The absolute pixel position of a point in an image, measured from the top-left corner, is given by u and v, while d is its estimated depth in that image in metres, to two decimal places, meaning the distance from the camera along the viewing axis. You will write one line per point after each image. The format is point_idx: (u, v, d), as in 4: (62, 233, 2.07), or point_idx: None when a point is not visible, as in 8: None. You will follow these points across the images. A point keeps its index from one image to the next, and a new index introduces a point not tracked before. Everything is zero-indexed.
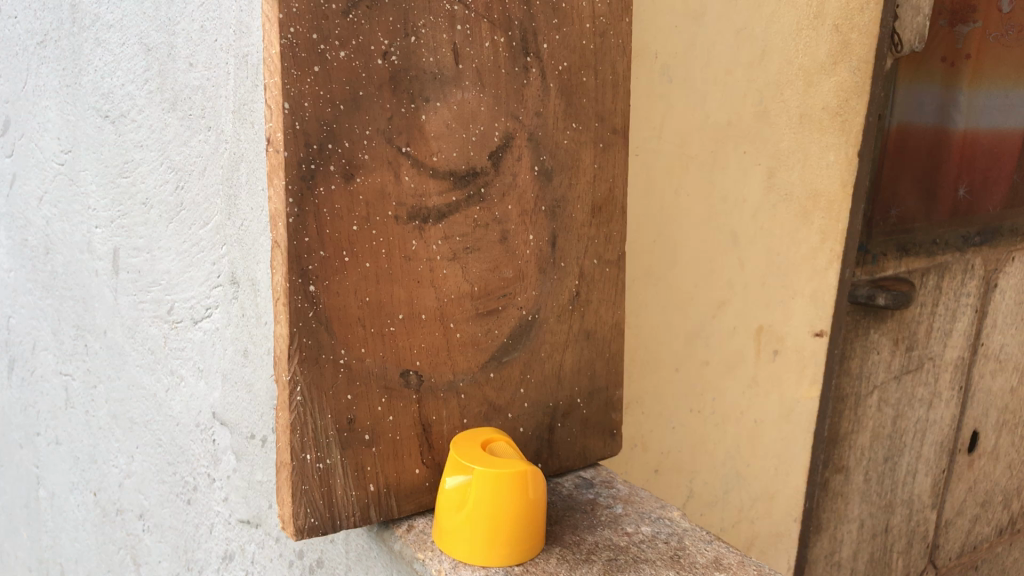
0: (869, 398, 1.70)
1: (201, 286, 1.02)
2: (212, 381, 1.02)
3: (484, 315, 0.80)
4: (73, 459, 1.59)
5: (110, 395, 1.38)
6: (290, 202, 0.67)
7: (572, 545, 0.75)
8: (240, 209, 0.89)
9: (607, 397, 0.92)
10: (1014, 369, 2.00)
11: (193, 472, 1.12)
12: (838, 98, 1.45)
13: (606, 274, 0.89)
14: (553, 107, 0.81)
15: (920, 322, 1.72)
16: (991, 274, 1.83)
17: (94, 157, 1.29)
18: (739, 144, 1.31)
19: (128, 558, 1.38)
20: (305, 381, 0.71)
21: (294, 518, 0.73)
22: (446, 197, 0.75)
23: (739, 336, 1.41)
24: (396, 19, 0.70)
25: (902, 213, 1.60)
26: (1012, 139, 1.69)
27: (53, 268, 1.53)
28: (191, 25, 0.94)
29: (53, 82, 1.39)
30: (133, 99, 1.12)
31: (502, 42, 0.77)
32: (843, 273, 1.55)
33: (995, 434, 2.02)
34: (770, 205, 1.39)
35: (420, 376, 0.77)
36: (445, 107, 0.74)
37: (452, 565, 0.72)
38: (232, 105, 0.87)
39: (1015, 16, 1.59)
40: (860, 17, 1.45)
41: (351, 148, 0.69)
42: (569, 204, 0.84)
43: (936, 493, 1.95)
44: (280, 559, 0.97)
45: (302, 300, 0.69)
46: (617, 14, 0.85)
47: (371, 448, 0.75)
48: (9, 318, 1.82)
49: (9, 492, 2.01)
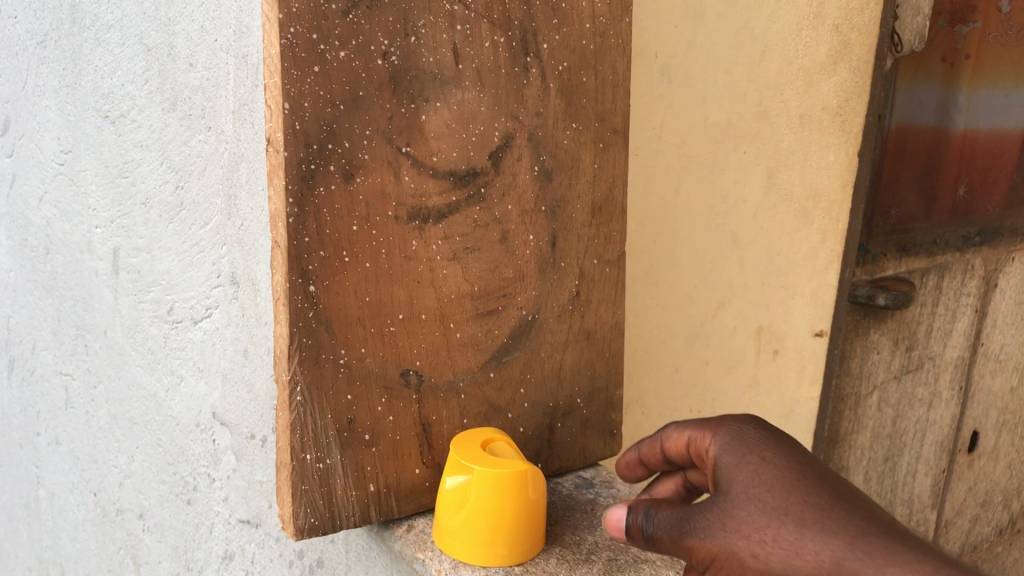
0: (869, 399, 1.70)
1: (201, 286, 1.02)
2: (213, 381, 1.03)
3: (484, 316, 0.80)
4: (73, 459, 1.59)
5: (110, 395, 1.38)
6: (290, 202, 0.67)
7: (572, 545, 0.76)
8: (240, 209, 0.89)
9: (607, 397, 0.92)
10: (1014, 369, 2.00)
11: (193, 472, 1.12)
12: (838, 98, 1.44)
13: (606, 274, 0.88)
14: (553, 107, 0.81)
15: (920, 322, 1.72)
16: (991, 274, 1.83)
17: (94, 157, 1.29)
18: (739, 143, 1.31)
19: (128, 557, 1.38)
20: (305, 381, 0.71)
21: (294, 518, 0.73)
22: (446, 197, 0.75)
23: (739, 336, 1.41)
24: (396, 19, 0.70)
25: (901, 212, 1.60)
26: (1012, 138, 1.69)
27: (53, 268, 1.54)
28: (191, 26, 0.94)
29: (54, 83, 1.39)
30: (133, 100, 1.12)
31: (502, 42, 0.77)
32: (843, 274, 1.54)
33: (995, 434, 2.02)
34: (770, 204, 1.39)
35: (420, 376, 0.77)
36: (445, 107, 0.74)
37: (452, 565, 0.72)
38: (232, 105, 0.87)
39: (1015, 16, 1.58)
40: (861, 17, 1.44)
41: (351, 148, 0.69)
42: (569, 203, 0.84)
43: (936, 492, 1.95)
44: (280, 559, 0.97)
45: (302, 300, 0.69)
46: (617, 13, 0.85)
47: (371, 448, 0.75)
48: (9, 318, 1.82)
49: (9, 492, 2.01)
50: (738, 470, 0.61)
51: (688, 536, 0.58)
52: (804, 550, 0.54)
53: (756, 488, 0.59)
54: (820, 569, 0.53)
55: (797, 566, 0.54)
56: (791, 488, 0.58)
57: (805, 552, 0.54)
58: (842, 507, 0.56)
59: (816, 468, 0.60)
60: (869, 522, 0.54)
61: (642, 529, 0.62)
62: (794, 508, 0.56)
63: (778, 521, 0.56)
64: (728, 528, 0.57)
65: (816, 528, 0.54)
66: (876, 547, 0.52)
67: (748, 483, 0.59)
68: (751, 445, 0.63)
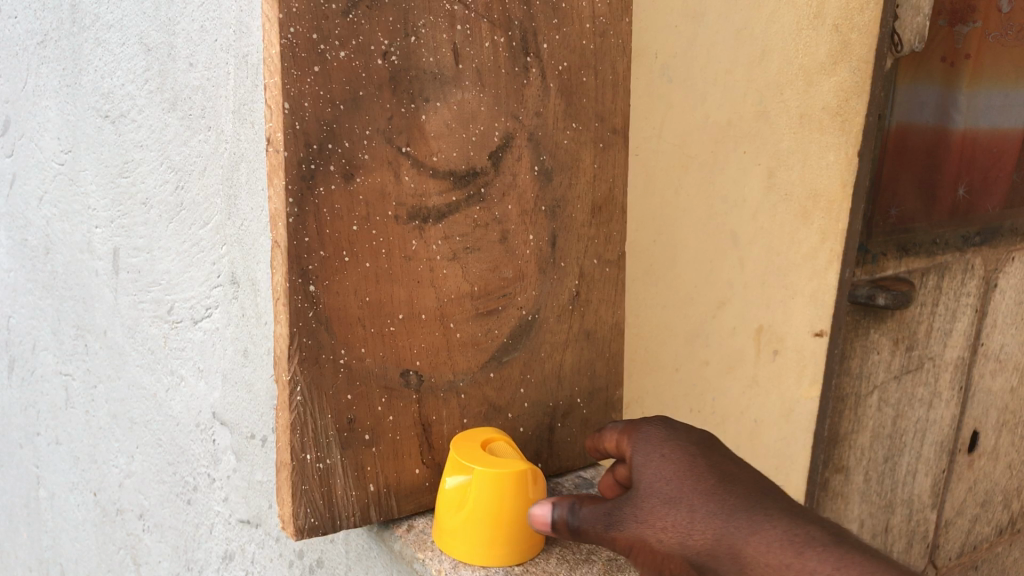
0: (869, 399, 1.70)
1: (201, 286, 1.02)
2: (213, 381, 1.03)
3: (484, 315, 0.80)
4: (73, 459, 1.59)
5: (110, 395, 1.38)
6: (290, 202, 0.67)
7: (572, 545, 0.76)
8: (240, 209, 0.89)
9: (608, 397, 0.92)
10: (1014, 369, 2.00)
11: (193, 472, 1.12)
12: (838, 98, 1.44)
13: (606, 274, 0.88)
14: (553, 107, 0.81)
15: (920, 322, 1.72)
16: (991, 274, 1.83)
17: (94, 157, 1.30)
18: (739, 143, 1.31)
19: (128, 557, 1.38)
20: (305, 381, 0.71)
21: (294, 518, 0.73)
22: (446, 197, 0.75)
23: (739, 336, 1.41)
24: (396, 19, 0.70)
25: (901, 212, 1.60)
26: (1012, 138, 1.69)
27: (53, 268, 1.54)
28: (191, 26, 0.94)
29: (54, 83, 1.39)
30: (133, 100, 1.12)
31: (502, 42, 0.77)
32: (843, 274, 1.54)
33: (995, 434, 2.02)
34: (770, 204, 1.39)
35: (420, 376, 0.77)
36: (445, 107, 0.74)
37: (452, 565, 0.72)
38: (232, 105, 0.87)
39: (1015, 16, 1.58)
40: (861, 17, 1.44)
41: (351, 148, 0.69)
42: (569, 203, 0.84)
43: (936, 492, 1.95)
44: (280, 559, 0.97)
45: (302, 300, 0.69)
46: (617, 13, 0.85)
47: (371, 448, 0.75)
48: (9, 318, 1.82)
49: (9, 492, 2.01)
50: (646, 467, 0.67)
51: (607, 529, 0.64)
52: (697, 532, 0.61)
53: (659, 480, 0.66)
54: (709, 549, 0.61)
55: (692, 547, 0.61)
56: (687, 477, 0.65)
57: (697, 534, 0.61)
58: (728, 490, 0.63)
59: (713, 458, 0.67)
60: (747, 500, 0.62)
61: (568, 522, 0.67)
62: (691, 496, 0.63)
63: (680, 508, 0.63)
64: (640, 519, 0.63)
65: (706, 512, 0.62)
66: (750, 523, 0.60)
67: (653, 477, 0.66)
68: (659, 443, 0.69)
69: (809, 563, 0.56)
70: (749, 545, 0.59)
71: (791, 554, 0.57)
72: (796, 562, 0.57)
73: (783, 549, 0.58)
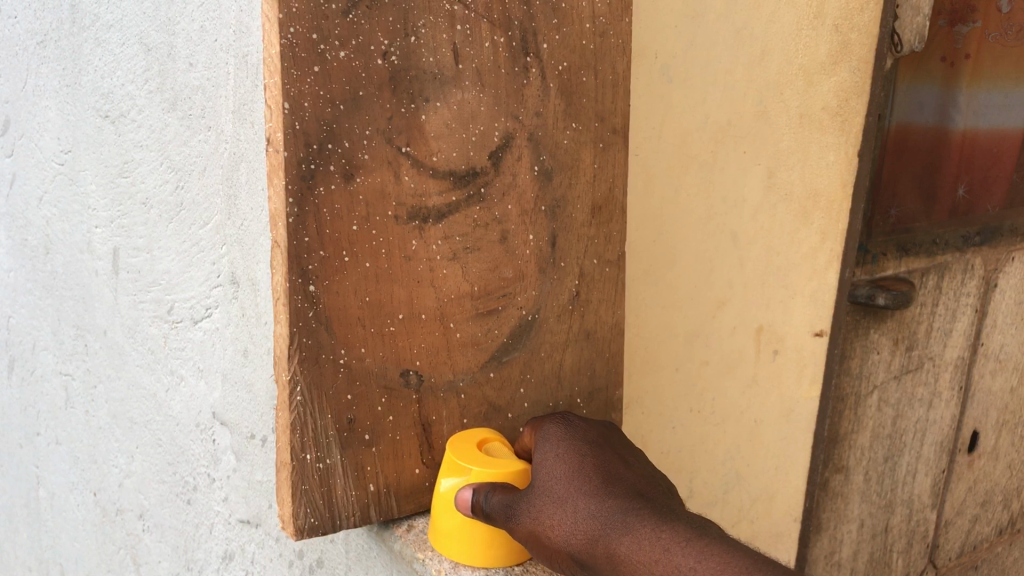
0: (869, 399, 1.69)
1: (201, 286, 1.02)
2: (213, 381, 1.03)
3: (484, 315, 0.80)
4: (73, 459, 1.59)
5: (110, 395, 1.38)
6: (290, 202, 0.67)
7: None
8: (240, 209, 0.89)
9: (608, 397, 0.91)
10: (1014, 369, 1.99)
11: (193, 472, 1.12)
12: (838, 98, 1.44)
13: (606, 274, 0.88)
14: (553, 107, 0.81)
15: (920, 322, 1.72)
16: (992, 274, 1.83)
17: (94, 157, 1.29)
18: (739, 143, 1.31)
19: (128, 557, 1.38)
20: (305, 381, 0.71)
21: (294, 518, 0.73)
22: (446, 197, 0.75)
23: (739, 336, 1.41)
24: (396, 19, 0.70)
25: (901, 212, 1.60)
26: (1011, 138, 1.68)
27: (53, 268, 1.54)
28: (191, 26, 0.94)
29: (53, 83, 1.39)
30: (133, 99, 1.12)
31: (502, 42, 0.77)
32: (843, 274, 1.54)
33: (995, 434, 2.02)
34: (770, 204, 1.39)
35: (420, 376, 0.77)
36: (445, 107, 0.74)
37: (452, 566, 0.73)
38: (232, 105, 0.87)
39: (1015, 16, 1.58)
40: (861, 17, 1.44)
41: (351, 148, 0.69)
42: (569, 203, 0.84)
43: (935, 492, 1.95)
44: (280, 559, 0.97)
45: (302, 300, 0.69)
46: (617, 13, 0.85)
47: (371, 448, 0.75)
48: (9, 318, 1.82)
49: (9, 492, 2.01)
50: (542, 464, 0.71)
51: (506, 521, 0.68)
52: (580, 531, 0.66)
53: (551, 478, 0.70)
54: (589, 546, 0.65)
55: (575, 543, 0.66)
56: (575, 477, 0.69)
57: (581, 533, 0.66)
58: (610, 491, 0.68)
59: (601, 458, 0.71)
60: (624, 502, 0.67)
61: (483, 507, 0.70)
62: (578, 496, 0.68)
63: (567, 506, 0.67)
64: (530, 514, 0.68)
65: (588, 512, 0.66)
66: (625, 524, 0.65)
67: (547, 474, 0.70)
68: (557, 442, 0.73)
69: (673, 558, 0.61)
70: (623, 544, 0.64)
71: (659, 551, 0.62)
72: (661, 558, 0.61)
73: (651, 546, 0.62)
